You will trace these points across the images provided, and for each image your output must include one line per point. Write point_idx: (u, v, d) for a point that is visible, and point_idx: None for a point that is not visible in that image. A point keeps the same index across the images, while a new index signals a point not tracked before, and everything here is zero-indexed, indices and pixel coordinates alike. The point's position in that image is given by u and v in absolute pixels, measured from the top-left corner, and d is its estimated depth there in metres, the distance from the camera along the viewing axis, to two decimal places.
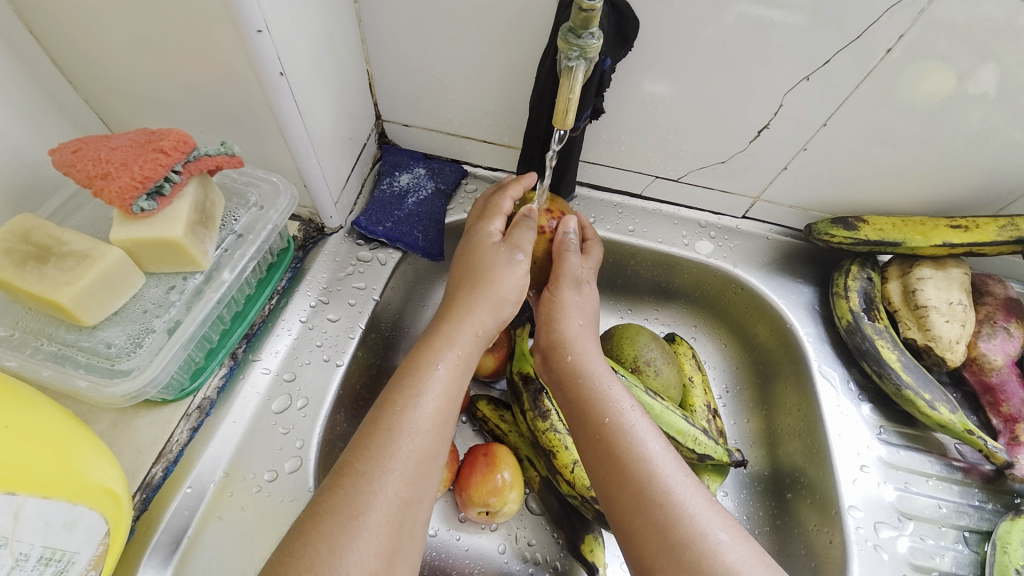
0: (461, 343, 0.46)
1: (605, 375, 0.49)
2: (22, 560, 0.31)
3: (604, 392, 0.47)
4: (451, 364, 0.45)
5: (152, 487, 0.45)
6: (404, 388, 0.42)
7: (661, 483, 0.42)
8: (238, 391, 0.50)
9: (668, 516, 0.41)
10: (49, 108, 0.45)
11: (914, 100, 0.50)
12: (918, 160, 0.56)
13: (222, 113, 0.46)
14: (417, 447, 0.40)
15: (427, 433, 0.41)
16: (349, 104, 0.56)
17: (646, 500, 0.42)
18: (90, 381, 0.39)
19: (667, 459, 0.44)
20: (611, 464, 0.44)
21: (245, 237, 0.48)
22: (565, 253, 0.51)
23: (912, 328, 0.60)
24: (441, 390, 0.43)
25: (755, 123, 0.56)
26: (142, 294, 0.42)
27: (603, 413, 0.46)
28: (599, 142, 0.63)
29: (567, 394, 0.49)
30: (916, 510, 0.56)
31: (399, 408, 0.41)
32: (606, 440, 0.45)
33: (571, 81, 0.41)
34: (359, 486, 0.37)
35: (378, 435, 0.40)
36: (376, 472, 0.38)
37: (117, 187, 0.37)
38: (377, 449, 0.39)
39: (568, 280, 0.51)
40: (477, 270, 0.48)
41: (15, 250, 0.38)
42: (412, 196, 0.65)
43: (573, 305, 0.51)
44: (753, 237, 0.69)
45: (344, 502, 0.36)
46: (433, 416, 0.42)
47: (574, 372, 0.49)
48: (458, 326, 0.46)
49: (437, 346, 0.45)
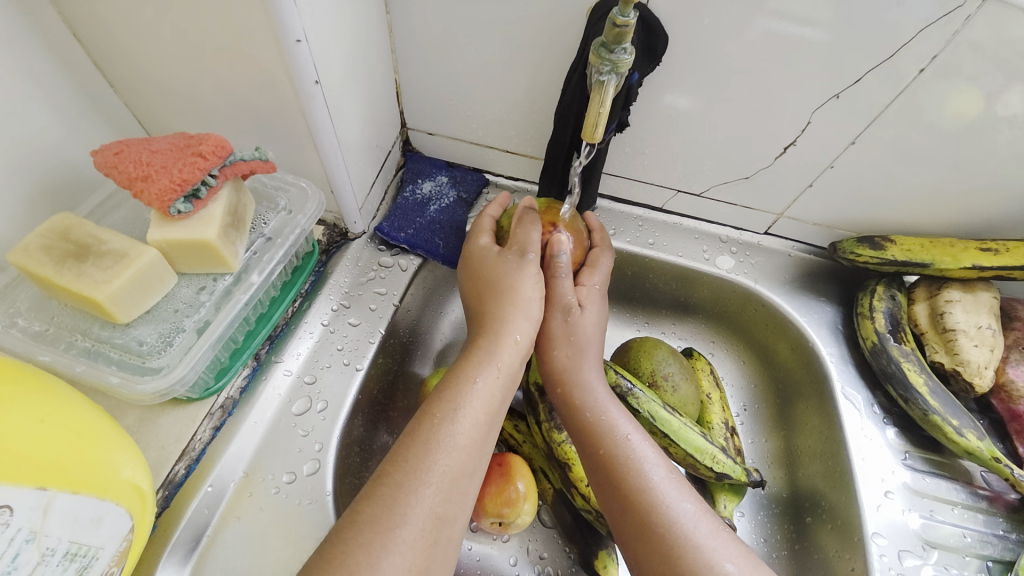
0: (506, 356, 0.46)
1: (606, 401, 0.48)
2: (48, 555, 0.31)
3: (603, 421, 0.47)
4: (489, 376, 0.44)
5: (174, 484, 0.45)
6: (444, 401, 0.42)
7: (665, 514, 0.42)
8: (261, 391, 0.50)
9: (672, 548, 0.40)
10: (91, 111, 0.47)
11: (942, 121, 0.50)
12: (946, 181, 0.55)
13: (255, 117, 0.47)
14: (454, 461, 0.40)
15: (463, 449, 0.41)
16: (376, 113, 0.57)
17: (650, 530, 0.41)
18: (122, 377, 0.39)
19: (671, 487, 0.43)
20: (614, 493, 0.44)
21: (274, 240, 0.48)
22: (554, 279, 0.52)
23: (939, 352, 0.59)
24: (480, 405, 0.43)
25: (782, 140, 0.56)
26: (174, 294, 0.43)
27: (599, 444, 0.46)
28: (622, 154, 0.63)
29: (568, 420, 0.49)
30: (941, 538, 0.54)
31: (438, 420, 0.41)
32: (613, 464, 0.45)
33: (602, 95, 0.41)
34: (397, 497, 0.37)
35: (417, 446, 0.40)
36: (414, 484, 0.38)
37: (156, 189, 0.38)
38: (413, 461, 0.39)
39: (556, 308, 0.52)
40: (492, 279, 0.51)
41: (54, 247, 0.39)
42: (434, 203, 0.66)
43: (559, 333, 0.51)
44: (775, 254, 0.69)
45: (382, 513, 0.36)
46: (469, 431, 0.41)
47: (567, 402, 0.49)
48: (497, 342, 0.47)
49: (477, 361, 0.45)
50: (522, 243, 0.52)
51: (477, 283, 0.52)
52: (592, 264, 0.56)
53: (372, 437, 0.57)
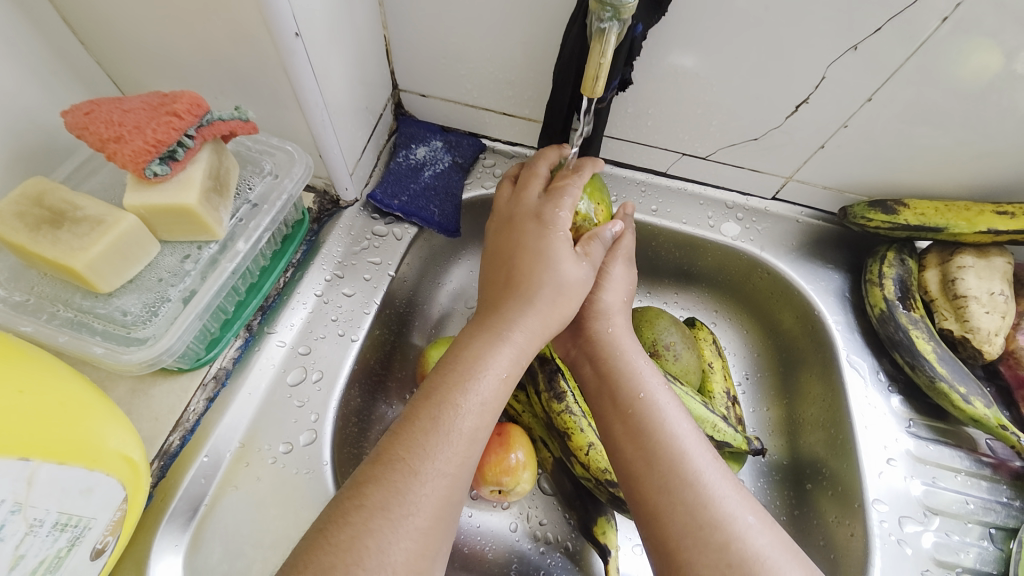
0: (525, 326, 0.44)
1: (636, 352, 0.48)
2: (36, 526, 0.31)
3: (636, 368, 0.46)
4: (509, 363, 0.42)
5: (169, 454, 0.45)
6: (460, 385, 0.40)
7: (691, 463, 0.41)
8: (254, 362, 0.49)
9: (697, 497, 0.39)
10: (61, 69, 0.44)
11: (960, 79, 0.47)
12: (965, 142, 0.53)
13: (236, 75, 0.45)
14: (466, 450, 0.38)
15: (478, 437, 0.39)
16: (365, 72, 0.54)
17: (675, 480, 0.40)
18: (107, 348, 0.38)
19: (695, 439, 0.43)
20: (639, 444, 0.42)
21: (260, 206, 0.46)
22: (625, 232, 0.54)
23: (949, 319, 0.57)
24: (494, 391, 0.41)
25: (793, 98, 0.53)
26: (157, 263, 0.41)
27: (637, 388, 0.45)
28: (624, 116, 0.60)
29: (598, 370, 0.47)
30: (942, 505, 0.53)
31: (455, 408, 0.39)
32: (632, 421, 0.43)
33: (603, 45, 0.38)
34: (412, 484, 0.36)
35: (432, 431, 0.38)
36: (428, 473, 0.36)
37: (131, 150, 0.36)
38: (422, 447, 0.37)
39: (622, 256, 0.52)
40: (557, 275, 0.46)
41: (28, 213, 0.37)
42: (428, 168, 0.64)
43: (619, 280, 0.51)
44: (782, 220, 0.66)
45: (394, 498, 0.35)
46: (484, 420, 0.40)
47: (598, 348, 0.48)
48: (523, 318, 0.44)
49: (499, 342, 0.43)
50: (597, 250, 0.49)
51: (541, 263, 0.46)
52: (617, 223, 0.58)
53: (369, 408, 0.56)
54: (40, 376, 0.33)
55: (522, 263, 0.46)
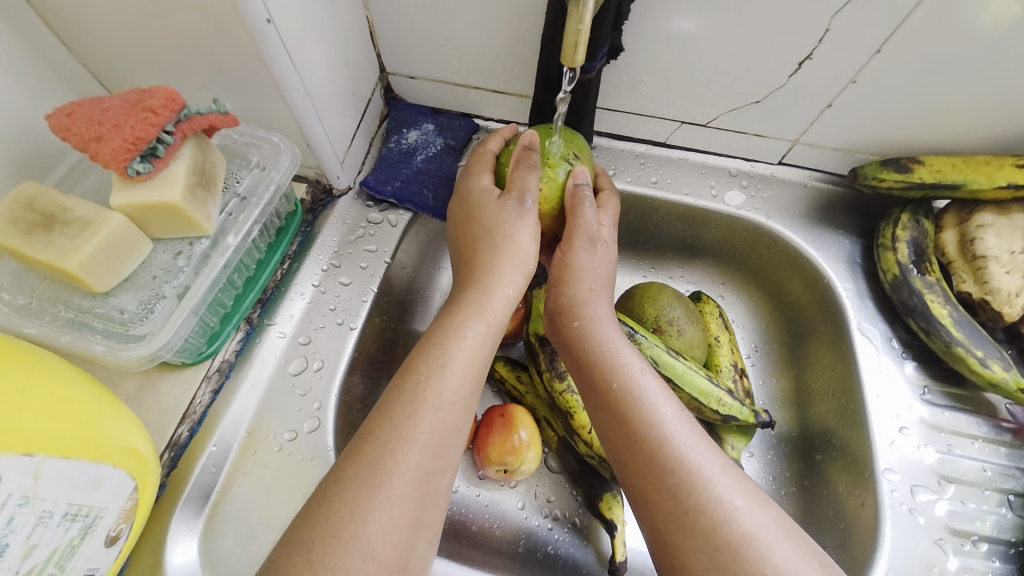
0: (495, 307, 0.45)
1: (616, 339, 0.48)
2: (47, 517, 0.32)
3: (613, 356, 0.46)
4: (477, 332, 0.44)
5: (179, 445, 0.46)
6: (428, 358, 0.41)
7: (674, 449, 0.41)
8: (256, 354, 0.50)
9: (681, 481, 0.39)
10: (45, 71, 0.44)
11: (979, 26, 0.44)
12: (984, 93, 0.50)
13: (215, 68, 0.44)
14: (439, 419, 0.39)
15: (451, 407, 0.40)
16: (349, 57, 0.54)
17: (658, 466, 0.40)
18: (107, 346, 0.39)
19: (680, 424, 0.42)
20: (621, 430, 0.43)
21: (248, 199, 0.47)
22: (580, 208, 0.49)
23: (968, 281, 0.55)
24: (465, 362, 0.42)
25: (796, 55, 0.50)
26: (151, 260, 0.42)
27: (610, 378, 0.45)
28: (619, 86, 0.58)
29: (575, 361, 0.48)
30: (958, 473, 0.52)
31: (424, 377, 0.40)
32: (616, 403, 0.44)
33: (580, 8, 0.36)
34: (383, 454, 0.36)
35: (402, 404, 0.39)
36: (400, 442, 0.37)
37: (111, 150, 0.36)
38: (399, 420, 0.38)
39: (582, 237, 0.49)
40: (488, 229, 0.48)
41: (21, 218, 0.37)
42: (420, 152, 0.63)
43: (585, 265, 0.50)
44: (790, 186, 0.64)
45: (367, 470, 0.36)
46: (456, 389, 0.41)
47: (580, 337, 0.48)
48: (487, 294, 0.46)
49: (466, 314, 0.44)
50: (522, 184, 0.48)
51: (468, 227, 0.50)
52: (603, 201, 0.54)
53: (373, 394, 0.57)
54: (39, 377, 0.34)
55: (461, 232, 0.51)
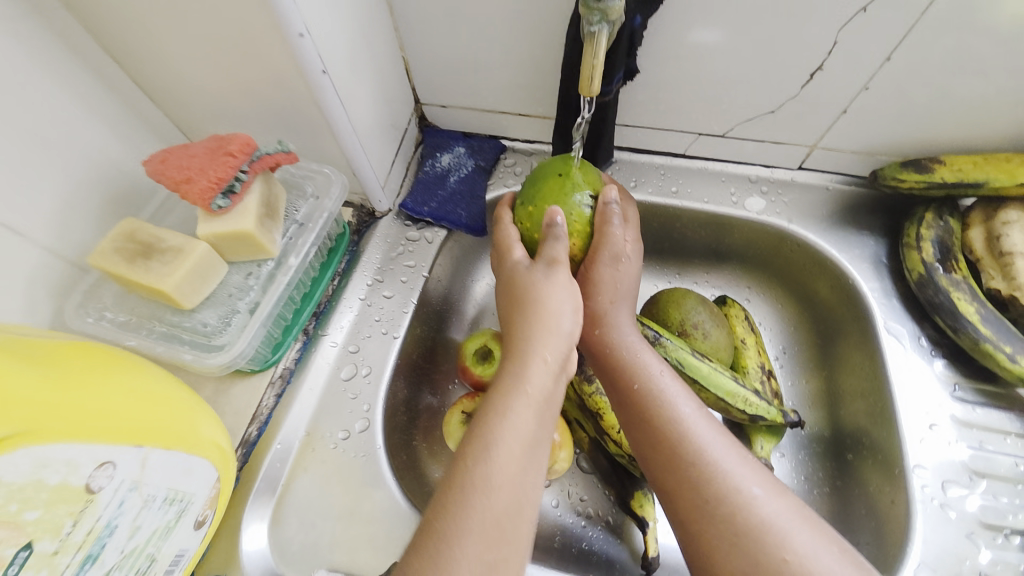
0: (535, 380, 0.45)
1: (636, 341, 0.51)
2: (151, 500, 0.37)
3: (634, 360, 0.49)
4: (521, 409, 0.43)
5: (250, 443, 0.52)
6: (477, 443, 0.42)
7: (694, 444, 0.43)
8: (312, 361, 0.56)
9: (700, 474, 0.42)
10: (136, 123, 0.52)
11: (998, 25, 0.45)
12: (1006, 89, 0.50)
13: (276, 111, 0.51)
14: (494, 510, 0.39)
15: (504, 494, 0.40)
16: (388, 92, 0.60)
17: (679, 460, 0.43)
18: (194, 354, 0.46)
19: (700, 420, 0.45)
20: (644, 429, 0.46)
21: (306, 225, 0.53)
22: (607, 228, 0.52)
23: (997, 277, 0.55)
24: (513, 443, 0.42)
25: (806, 66, 0.53)
26: (227, 281, 0.48)
27: (632, 380, 0.48)
28: (636, 104, 0.61)
29: (601, 364, 0.52)
30: (993, 469, 0.51)
31: (472, 463, 0.41)
32: (639, 406, 0.47)
33: (594, 46, 0.41)
34: (442, 546, 0.37)
35: (455, 492, 0.40)
36: (457, 536, 0.38)
37: (198, 189, 0.43)
38: (454, 511, 0.39)
39: (607, 254, 0.52)
40: (527, 303, 0.49)
41: (124, 248, 0.44)
42: (453, 174, 0.68)
43: (607, 280, 0.53)
44: (811, 189, 0.65)
45: (430, 564, 0.37)
46: (507, 473, 0.41)
47: (603, 343, 0.52)
48: (526, 363, 0.46)
49: (507, 392, 0.44)
50: (547, 252, 0.50)
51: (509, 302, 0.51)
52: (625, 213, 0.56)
53: (416, 398, 0.62)
54: (149, 386, 0.40)
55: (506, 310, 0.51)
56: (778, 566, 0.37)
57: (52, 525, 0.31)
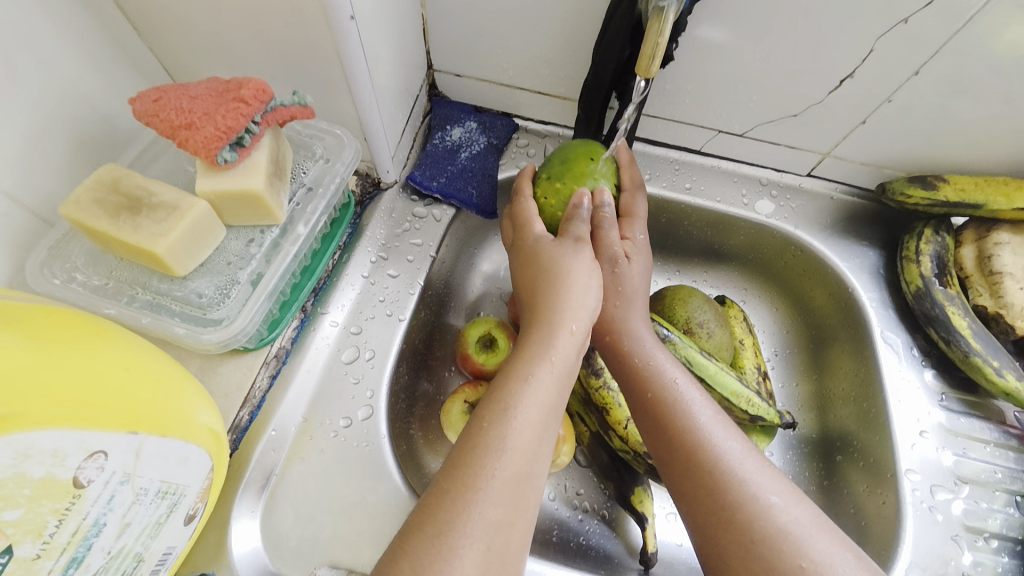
0: (561, 350, 0.44)
1: (653, 346, 0.49)
2: (142, 494, 0.32)
3: (651, 366, 0.48)
4: (546, 376, 0.42)
5: (241, 428, 0.47)
6: (494, 404, 0.40)
7: (711, 450, 0.43)
8: (310, 342, 0.52)
9: (718, 482, 0.41)
10: (117, 55, 0.44)
11: (996, 52, 0.47)
12: (1001, 117, 0.53)
13: (287, 58, 0.45)
14: (509, 466, 0.37)
15: (522, 453, 0.38)
16: (405, 53, 0.55)
17: (697, 464, 0.43)
18: (187, 329, 0.40)
19: (718, 426, 0.45)
20: (661, 431, 0.45)
21: (315, 190, 0.48)
22: (600, 229, 0.52)
23: (983, 294, 0.58)
24: (535, 406, 0.40)
25: (838, 73, 0.53)
26: (224, 247, 0.43)
27: (645, 388, 0.47)
28: (663, 94, 0.60)
29: (614, 365, 0.51)
30: (971, 474, 0.55)
31: (488, 425, 0.39)
32: (656, 409, 0.46)
33: (661, 23, 0.40)
34: (447, 508, 0.35)
35: (465, 453, 0.37)
36: (464, 493, 0.36)
37: (203, 137, 0.37)
38: (463, 471, 0.37)
39: (604, 258, 0.52)
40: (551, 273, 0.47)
41: (106, 200, 0.38)
42: (465, 150, 0.64)
43: (608, 283, 0.52)
44: (817, 198, 0.67)
45: (430, 523, 0.35)
46: (526, 434, 0.39)
47: (616, 348, 0.50)
48: (552, 333, 0.44)
49: (531, 357, 0.43)
50: (573, 231, 0.50)
51: (530, 273, 0.49)
52: (630, 210, 0.56)
53: (415, 385, 0.59)
54: (143, 361, 0.35)
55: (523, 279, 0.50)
56: (795, 572, 0.37)
57: (34, 526, 0.27)
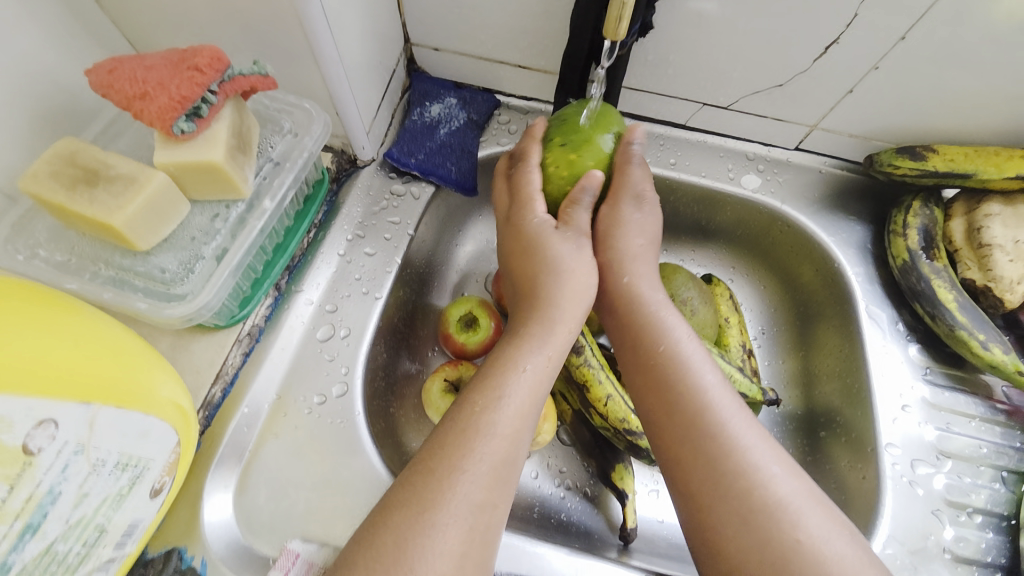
0: (557, 343, 0.44)
1: (661, 302, 0.48)
2: (99, 466, 0.33)
3: (660, 321, 0.47)
4: (539, 366, 0.42)
5: (212, 405, 0.47)
6: (487, 388, 0.40)
7: (716, 415, 0.42)
8: (284, 320, 0.51)
9: (719, 449, 0.41)
10: (75, 26, 0.43)
11: (995, 19, 0.46)
12: (993, 85, 0.51)
13: (250, 28, 0.44)
14: (494, 451, 0.37)
15: (509, 437, 0.38)
16: (378, 25, 0.53)
17: (698, 430, 0.42)
18: (149, 304, 0.40)
19: (722, 391, 0.44)
20: (661, 395, 0.44)
21: (283, 164, 0.47)
22: (628, 167, 0.51)
23: (972, 268, 0.57)
24: (525, 392, 0.41)
25: (824, 39, 0.51)
26: (188, 222, 0.42)
27: (658, 341, 0.46)
28: (645, 65, 0.58)
29: (619, 319, 0.49)
30: (955, 449, 0.54)
31: (479, 408, 0.39)
32: (658, 370, 0.45)
33: None
34: (432, 485, 0.35)
35: (456, 434, 0.38)
36: (450, 473, 0.36)
37: (157, 108, 0.36)
38: (453, 451, 0.37)
39: (629, 194, 0.51)
40: (548, 259, 0.47)
41: (63, 172, 0.37)
42: (443, 126, 0.63)
43: (632, 221, 0.51)
44: (805, 171, 0.65)
45: (415, 498, 0.35)
46: (513, 420, 0.39)
47: (629, 293, 0.49)
48: (551, 329, 0.44)
49: (525, 345, 0.43)
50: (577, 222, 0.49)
51: (522, 263, 0.49)
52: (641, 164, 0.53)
53: (394, 364, 0.58)
54: (99, 330, 0.34)
55: (517, 267, 0.49)
56: (791, 544, 0.37)
57: None
